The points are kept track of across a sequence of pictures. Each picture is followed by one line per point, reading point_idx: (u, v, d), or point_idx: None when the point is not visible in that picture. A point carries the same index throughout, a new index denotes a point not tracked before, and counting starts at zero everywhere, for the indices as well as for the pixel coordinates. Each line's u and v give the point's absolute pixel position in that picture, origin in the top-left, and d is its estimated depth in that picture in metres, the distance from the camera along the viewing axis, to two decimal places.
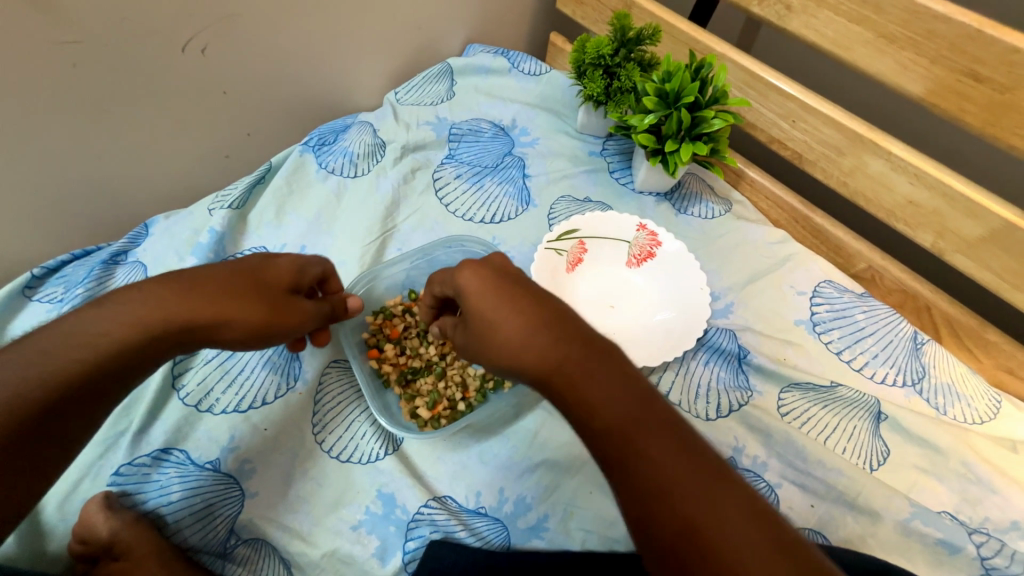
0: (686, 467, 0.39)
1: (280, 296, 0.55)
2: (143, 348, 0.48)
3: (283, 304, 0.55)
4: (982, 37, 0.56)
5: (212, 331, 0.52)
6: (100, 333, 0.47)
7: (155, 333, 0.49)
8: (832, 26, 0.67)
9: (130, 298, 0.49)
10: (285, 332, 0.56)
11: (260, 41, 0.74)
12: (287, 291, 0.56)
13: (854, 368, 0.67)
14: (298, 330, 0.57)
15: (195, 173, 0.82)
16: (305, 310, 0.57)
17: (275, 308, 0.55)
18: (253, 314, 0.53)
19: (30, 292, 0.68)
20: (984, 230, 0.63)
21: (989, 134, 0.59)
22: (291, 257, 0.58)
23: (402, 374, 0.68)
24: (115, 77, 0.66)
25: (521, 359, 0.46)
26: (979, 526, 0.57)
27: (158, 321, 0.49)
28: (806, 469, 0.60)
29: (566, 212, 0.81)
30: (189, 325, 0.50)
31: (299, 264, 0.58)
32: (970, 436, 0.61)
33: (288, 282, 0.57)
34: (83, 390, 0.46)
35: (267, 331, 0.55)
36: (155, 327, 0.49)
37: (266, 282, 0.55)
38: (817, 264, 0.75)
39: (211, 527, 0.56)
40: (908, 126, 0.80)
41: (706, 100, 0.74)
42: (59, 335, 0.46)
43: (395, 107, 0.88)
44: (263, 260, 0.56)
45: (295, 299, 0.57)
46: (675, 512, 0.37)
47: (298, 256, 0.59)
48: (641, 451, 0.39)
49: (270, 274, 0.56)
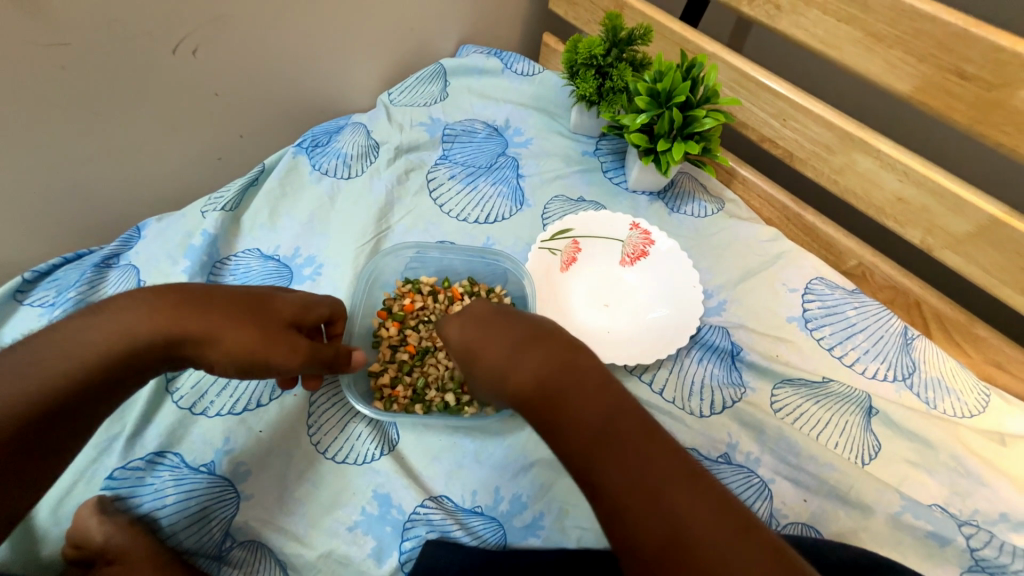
0: (665, 479, 0.40)
1: (276, 326, 0.54)
2: (131, 357, 0.48)
3: (278, 334, 0.53)
4: (968, 36, 0.57)
5: (200, 348, 0.51)
6: (93, 343, 0.47)
7: (144, 341, 0.49)
8: (821, 25, 0.67)
9: (131, 306, 0.49)
10: (273, 367, 0.54)
11: (252, 42, 0.74)
12: (287, 324, 0.55)
13: (845, 364, 0.67)
14: (288, 369, 0.54)
15: (187, 174, 0.82)
16: (301, 348, 0.54)
17: (269, 336, 0.53)
18: (243, 339, 0.52)
19: (21, 295, 0.68)
20: (972, 227, 0.64)
21: (976, 131, 0.60)
22: (300, 296, 0.58)
23: (392, 343, 0.69)
24: (105, 78, 0.66)
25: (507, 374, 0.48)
26: (968, 518, 0.57)
27: (151, 331, 0.49)
28: (799, 464, 0.60)
29: (560, 211, 0.81)
30: (179, 339, 0.50)
31: (305, 301, 0.58)
32: (960, 430, 0.62)
33: (290, 316, 0.56)
34: (77, 400, 0.46)
35: (255, 360, 0.53)
36: (148, 337, 0.49)
37: (268, 311, 0.54)
38: (808, 261, 0.76)
39: (206, 530, 0.55)
40: (898, 123, 0.81)
41: (698, 99, 0.75)
42: (54, 344, 0.46)
43: (388, 108, 0.89)
44: (272, 292, 0.57)
45: (292, 334, 0.55)
46: (652, 518, 0.39)
47: (308, 296, 0.59)
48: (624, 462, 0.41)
49: (275, 304, 0.55)
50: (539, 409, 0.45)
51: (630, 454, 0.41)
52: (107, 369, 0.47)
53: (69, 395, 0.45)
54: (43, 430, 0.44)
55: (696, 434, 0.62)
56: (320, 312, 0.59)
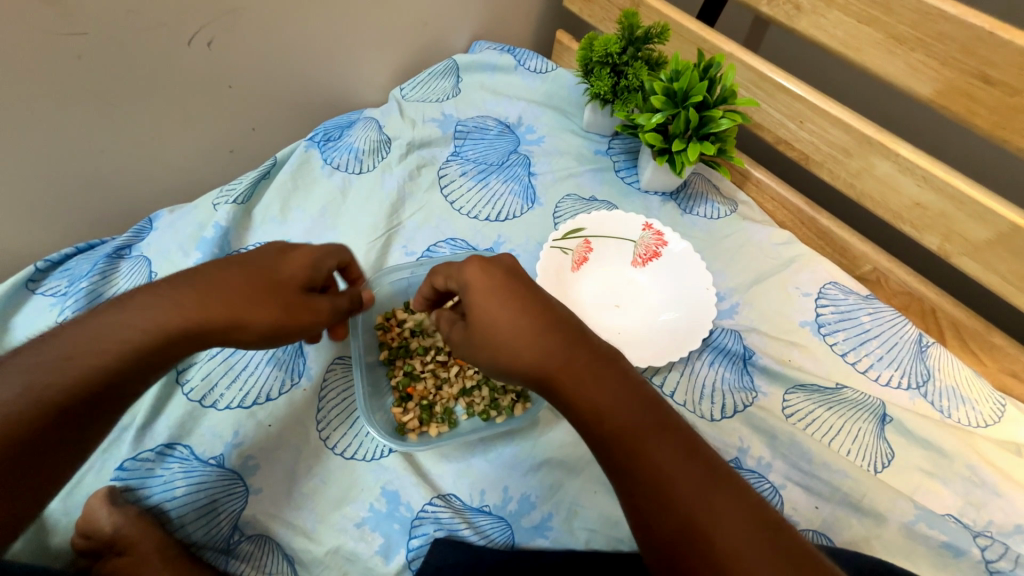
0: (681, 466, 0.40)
1: (295, 296, 0.54)
2: (167, 351, 0.48)
3: (296, 304, 0.54)
4: (993, 39, 0.56)
5: (228, 330, 0.51)
6: (120, 339, 0.47)
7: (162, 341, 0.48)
8: (841, 26, 0.66)
9: (146, 304, 0.48)
10: (303, 331, 0.55)
11: (266, 34, 0.74)
12: (302, 288, 0.55)
13: (859, 370, 0.67)
14: (317, 329, 0.56)
15: (198, 166, 0.82)
16: (321, 310, 0.56)
17: (292, 307, 0.53)
18: (266, 318, 0.52)
19: (32, 285, 0.68)
20: (991, 234, 0.63)
21: (998, 137, 0.59)
22: (308, 252, 0.57)
23: None
24: (119, 69, 0.66)
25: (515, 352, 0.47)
26: (982, 529, 0.57)
27: (177, 323, 0.48)
28: (811, 471, 0.60)
29: (572, 210, 0.81)
30: (200, 330, 0.49)
31: (314, 260, 0.57)
32: (974, 439, 0.61)
33: (302, 280, 0.55)
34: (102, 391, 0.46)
35: (283, 330, 0.53)
36: (175, 331, 0.48)
37: (282, 282, 0.54)
38: (822, 265, 0.75)
39: (215, 523, 0.55)
40: (917, 128, 0.80)
41: (714, 100, 0.74)
42: (76, 338, 0.46)
43: (400, 104, 0.88)
44: (278, 257, 0.55)
45: (312, 297, 0.55)
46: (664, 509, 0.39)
47: (315, 253, 0.57)
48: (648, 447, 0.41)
49: (285, 272, 0.54)
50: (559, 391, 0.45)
51: (650, 442, 0.41)
52: (140, 358, 0.47)
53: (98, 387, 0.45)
54: (70, 424, 0.44)
55: (708, 438, 0.62)
56: (330, 265, 0.58)
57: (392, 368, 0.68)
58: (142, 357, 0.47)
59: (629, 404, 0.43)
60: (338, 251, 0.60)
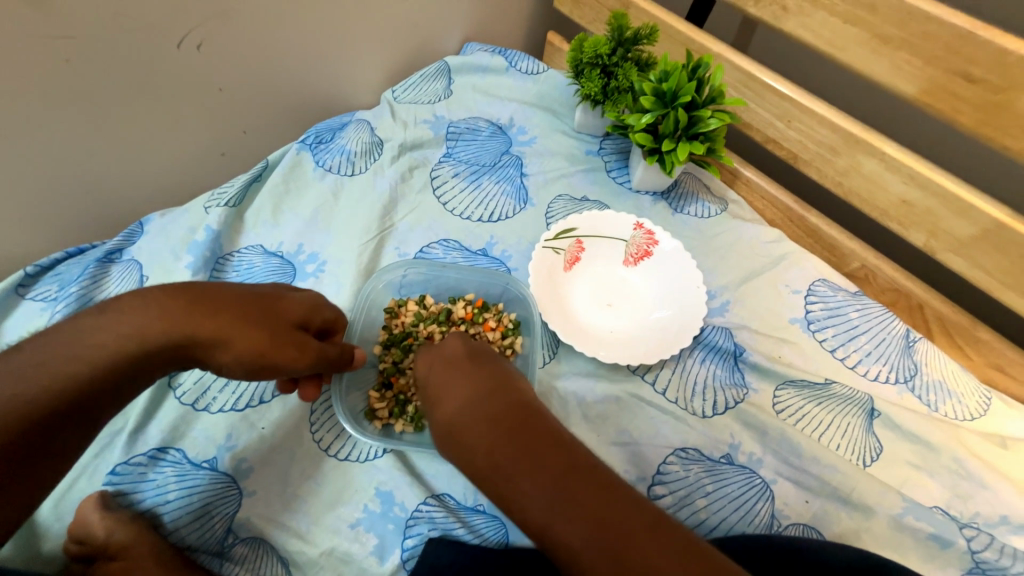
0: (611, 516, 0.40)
1: (286, 328, 0.53)
2: (141, 356, 0.48)
3: (285, 337, 0.53)
4: (975, 38, 0.57)
5: (212, 346, 0.50)
6: (99, 343, 0.47)
7: (147, 344, 0.48)
8: (827, 26, 0.67)
9: (137, 305, 0.49)
10: (283, 370, 0.53)
11: (256, 37, 0.74)
12: (295, 325, 0.54)
13: (847, 365, 0.67)
14: (297, 371, 0.54)
15: (189, 169, 0.82)
16: (310, 350, 0.54)
17: (280, 338, 0.52)
18: (251, 343, 0.51)
19: (22, 290, 0.68)
20: (976, 230, 0.64)
21: (981, 134, 0.60)
22: (310, 295, 0.58)
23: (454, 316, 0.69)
24: (109, 72, 0.66)
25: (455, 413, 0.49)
26: (969, 521, 0.58)
27: (160, 330, 0.48)
28: (801, 466, 0.60)
29: (563, 211, 0.81)
30: (184, 340, 0.49)
31: (314, 303, 0.57)
32: (961, 432, 0.62)
33: (297, 316, 0.55)
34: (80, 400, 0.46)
35: (263, 364, 0.52)
36: (157, 336, 0.48)
37: (275, 312, 0.53)
38: (811, 263, 0.76)
39: (208, 526, 0.55)
40: (904, 126, 0.81)
41: (703, 100, 0.75)
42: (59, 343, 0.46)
43: (392, 106, 0.88)
44: (280, 292, 0.56)
45: (302, 335, 0.54)
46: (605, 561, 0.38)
47: (316, 298, 0.58)
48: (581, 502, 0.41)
49: (283, 306, 0.54)
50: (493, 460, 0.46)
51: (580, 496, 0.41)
52: (118, 368, 0.47)
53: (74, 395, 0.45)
54: (51, 430, 0.44)
55: (699, 435, 0.62)
56: (328, 313, 0.59)
57: (385, 353, 0.68)
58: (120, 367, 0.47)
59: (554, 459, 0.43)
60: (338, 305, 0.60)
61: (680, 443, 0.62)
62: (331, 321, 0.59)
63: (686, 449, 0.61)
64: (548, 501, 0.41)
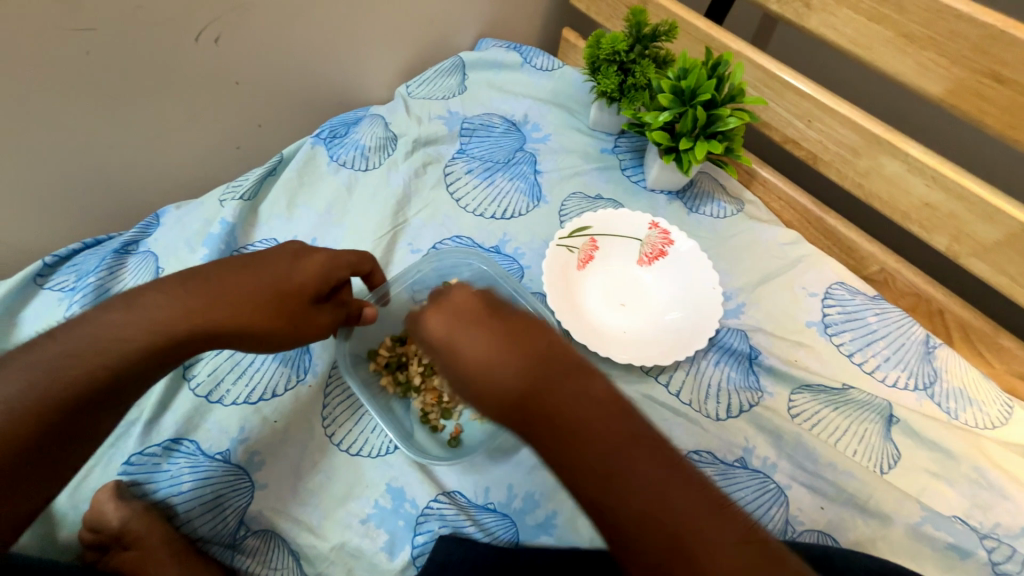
0: (670, 487, 0.38)
1: (303, 309, 0.54)
2: (168, 354, 0.49)
3: (303, 315, 0.54)
4: (1006, 38, 0.55)
5: (238, 338, 0.51)
6: (127, 339, 0.47)
7: (173, 343, 0.48)
8: (852, 25, 0.66)
9: (157, 304, 0.48)
10: (305, 340, 0.56)
11: (273, 30, 0.74)
12: (311, 301, 0.55)
13: (865, 370, 0.66)
14: (318, 338, 0.57)
15: (205, 162, 0.82)
16: (325, 323, 0.57)
17: (297, 319, 0.54)
18: (272, 328, 0.52)
19: (41, 280, 0.68)
20: (1001, 234, 0.62)
21: (1009, 137, 0.59)
22: (319, 262, 0.57)
23: None
24: (128, 64, 0.66)
25: (486, 372, 0.44)
26: (989, 531, 0.57)
27: (185, 329, 0.49)
28: (817, 472, 0.60)
29: (578, 209, 0.81)
30: (211, 335, 0.50)
31: (325, 273, 0.56)
32: (981, 441, 0.61)
33: (312, 292, 0.55)
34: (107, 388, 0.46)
35: (287, 339, 0.54)
36: (182, 336, 0.49)
37: (290, 296, 0.53)
38: (829, 265, 0.75)
39: (221, 518, 0.56)
40: (927, 128, 0.79)
41: (722, 98, 0.74)
42: (82, 334, 0.46)
43: (406, 101, 0.88)
44: (291, 266, 0.55)
45: (317, 309, 0.56)
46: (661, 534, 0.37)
47: (326, 263, 0.57)
48: (637, 474, 0.38)
49: (299, 279, 0.54)
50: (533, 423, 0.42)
51: (637, 466, 0.39)
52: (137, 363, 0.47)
53: (105, 385, 0.45)
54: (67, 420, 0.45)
55: (713, 438, 0.62)
56: (340, 274, 0.58)
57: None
58: (150, 358, 0.47)
59: (608, 426, 0.40)
60: (349, 259, 0.60)
61: (693, 445, 0.61)
62: (343, 280, 0.59)
63: (699, 452, 0.61)
64: (604, 466, 0.39)
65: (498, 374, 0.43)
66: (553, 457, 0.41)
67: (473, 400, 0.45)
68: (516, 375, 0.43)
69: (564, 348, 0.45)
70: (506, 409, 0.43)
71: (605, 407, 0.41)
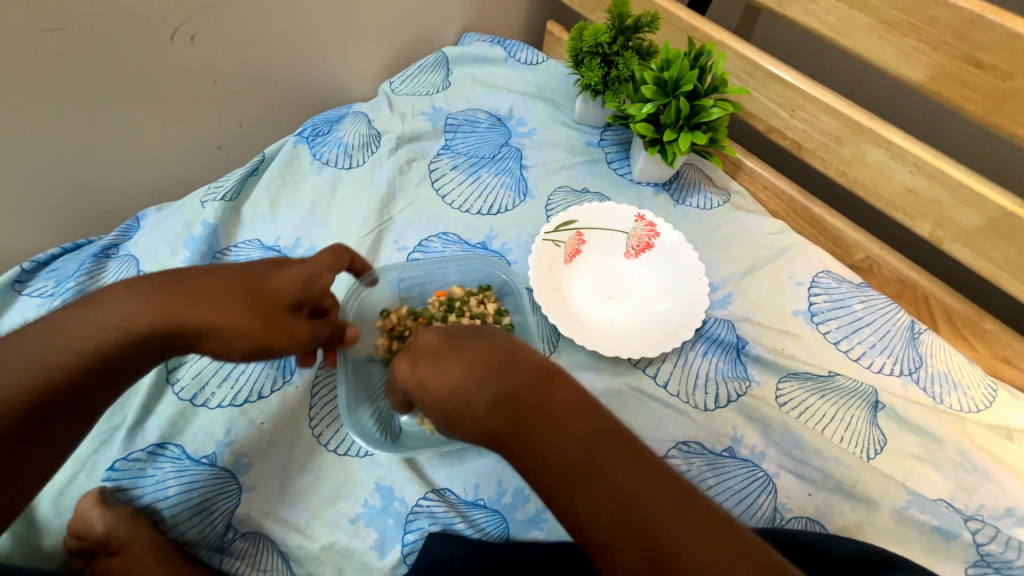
0: (634, 478, 0.40)
1: (278, 311, 0.53)
2: (128, 350, 0.48)
3: (278, 319, 0.52)
4: (983, 23, 0.55)
5: (204, 336, 0.50)
6: (92, 336, 0.46)
7: (135, 338, 0.48)
8: (832, 12, 0.66)
9: (125, 298, 0.48)
10: (276, 351, 0.53)
11: (251, 27, 0.73)
12: (289, 305, 0.54)
13: (852, 357, 0.67)
14: (291, 352, 0.54)
15: (186, 163, 0.81)
16: (301, 333, 0.54)
17: (271, 323, 0.52)
18: (242, 327, 0.51)
19: (19, 285, 0.67)
20: (983, 219, 0.63)
21: (989, 122, 0.59)
22: (302, 267, 0.56)
23: None
24: (102, 65, 0.65)
25: (458, 395, 0.46)
26: (974, 513, 0.57)
27: (153, 323, 0.48)
28: (804, 458, 0.60)
29: (564, 202, 0.80)
30: (178, 330, 0.49)
31: (307, 278, 0.56)
32: (966, 424, 0.62)
33: (291, 296, 0.54)
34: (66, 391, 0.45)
35: (257, 347, 0.52)
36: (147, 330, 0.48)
37: (265, 295, 0.52)
38: (815, 253, 0.75)
39: (208, 521, 0.55)
40: (910, 115, 0.80)
41: (705, 89, 0.73)
42: (48, 330, 0.46)
43: (390, 97, 0.87)
44: (271, 267, 0.54)
45: (295, 319, 0.54)
46: (632, 535, 0.38)
47: (313, 269, 0.57)
48: (600, 477, 0.41)
49: (276, 286, 0.53)
50: (507, 442, 0.44)
51: (601, 469, 0.41)
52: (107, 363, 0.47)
53: (64, 387, 0.45)
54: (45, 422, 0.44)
55: (701, 428, 0.62)
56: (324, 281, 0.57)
57: None
58: (104, 360, 0.47)
59: (575, 423, 0.43)
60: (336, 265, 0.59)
61: (681, 436, 0.61)
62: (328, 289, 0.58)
63: (688, 442, 0.61)
64: (571, 458, 0.42)
65: (471, 401, 0.46)
66: (531, 467, 0.43)
67: (448, 427, 0.48)
68: (487, 400, 0.45)
69: (528, 361, 0.47)
70: (475, 425, 0.46)
71: (571, 412, 0.44)
